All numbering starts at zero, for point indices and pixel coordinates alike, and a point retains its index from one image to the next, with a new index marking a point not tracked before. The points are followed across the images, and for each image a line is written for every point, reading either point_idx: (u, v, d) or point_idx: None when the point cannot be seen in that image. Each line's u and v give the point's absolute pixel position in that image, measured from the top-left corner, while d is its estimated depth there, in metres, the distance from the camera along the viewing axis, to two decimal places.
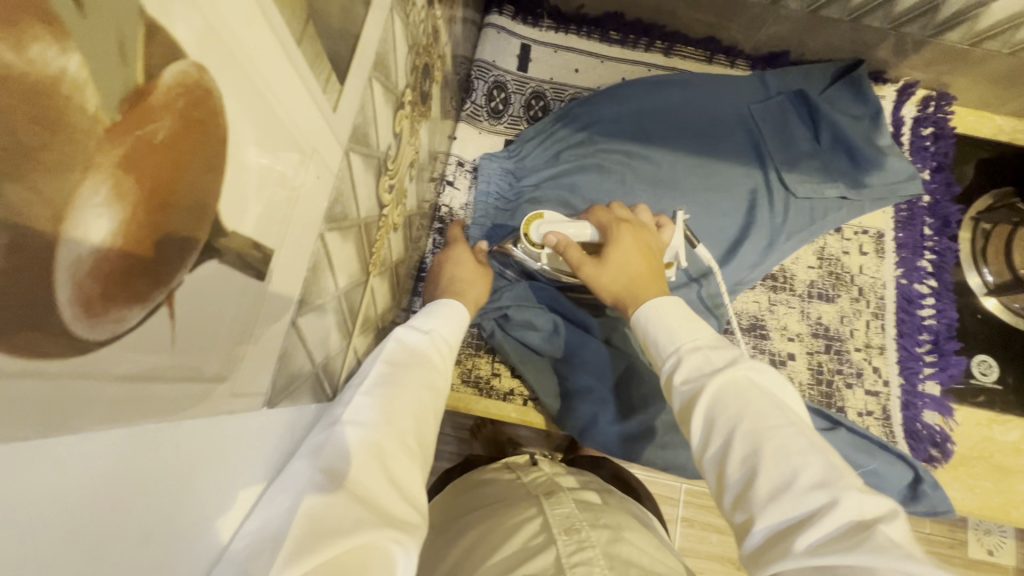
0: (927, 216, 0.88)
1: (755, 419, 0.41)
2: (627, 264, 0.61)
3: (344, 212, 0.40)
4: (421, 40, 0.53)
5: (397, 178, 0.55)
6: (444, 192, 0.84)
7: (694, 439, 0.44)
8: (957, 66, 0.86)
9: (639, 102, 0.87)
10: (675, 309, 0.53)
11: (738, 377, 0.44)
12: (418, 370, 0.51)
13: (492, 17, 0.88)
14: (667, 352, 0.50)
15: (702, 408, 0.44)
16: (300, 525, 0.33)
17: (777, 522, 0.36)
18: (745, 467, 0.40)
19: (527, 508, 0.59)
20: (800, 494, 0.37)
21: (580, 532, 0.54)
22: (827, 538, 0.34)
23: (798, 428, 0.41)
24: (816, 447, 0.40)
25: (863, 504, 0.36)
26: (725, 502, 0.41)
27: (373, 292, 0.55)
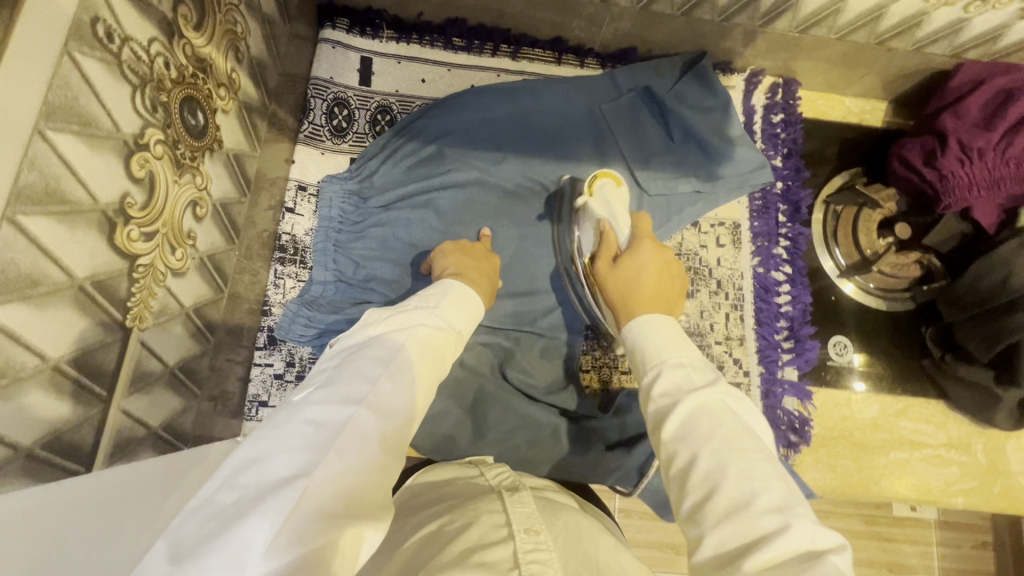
0: (780, 203, 0.89)
1: (725, 438, 0.40)
2: (637, 279, 0.59)
3: (29, 279, 0.37)
4: (167, 73, 0.49)
5: (163, 223, 0.51)
6: (285, 219, 0.80)
7: (663, 451, 0.42)
8: (796, 53, 0.87)
9: (487, 110, 0.85)
10: (668, 327, 0.50)
11: (712, 400, 0.42)
12: (428, 360, 0.48)
13: (325, 32, 0.85)
14: (650, 365, 0.47)
15: (676, 420, 0.42)
16: (323, 486, 0.34)
17: (728, 541, 0.35)
18: (706, 483, 0.38)
19: (488, 504, 0.46)
20: (755, 514, 0.35)
21: (541, 533, 0.41)
22: (778, 562, 0.33)
23: (766, 453, 0.39)
24: (779, 474, 0.38)
25: (813, 532, 0.35)
26: (679, 515, 0.39)
27: (147, 347, 0.51)
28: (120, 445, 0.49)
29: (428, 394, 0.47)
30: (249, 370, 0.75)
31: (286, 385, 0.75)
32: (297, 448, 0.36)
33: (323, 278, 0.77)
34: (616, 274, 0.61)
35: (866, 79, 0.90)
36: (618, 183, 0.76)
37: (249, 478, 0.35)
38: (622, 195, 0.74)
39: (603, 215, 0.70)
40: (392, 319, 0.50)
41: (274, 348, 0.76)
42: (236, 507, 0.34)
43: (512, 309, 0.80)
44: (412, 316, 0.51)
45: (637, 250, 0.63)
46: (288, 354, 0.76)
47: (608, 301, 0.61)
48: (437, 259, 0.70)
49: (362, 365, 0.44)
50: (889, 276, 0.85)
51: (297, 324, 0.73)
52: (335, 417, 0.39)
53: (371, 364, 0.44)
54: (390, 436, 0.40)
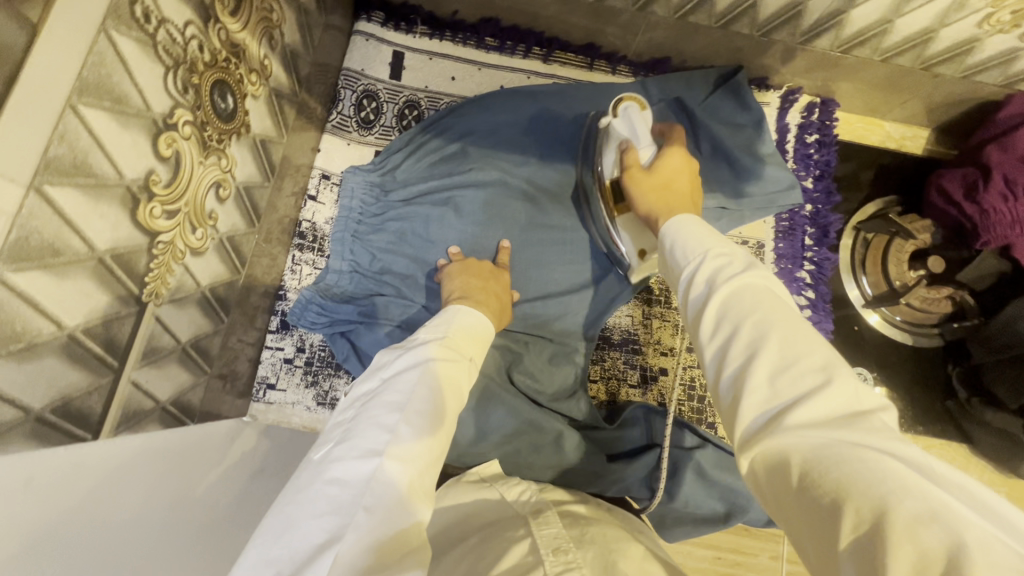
0: (808, 226, 0.86)
1: (764, 312, 0.37)
2: (673, 183, 0.62)
3: (51, 248, 0.38)
4: (201, 56, 0.50)
5: (186, 202, 0.52)
6: (306, 207, 0.81)
7: (700, 335, 0.40)
8: (834, 73, 0.84)
9: (514, 112, 0.84)
10: (697, 223, 0.49)
11: (751, 282, 0.40)
12: (444, 393, 0.47)
13: (360, 25, 0.86)
14: (690, 259, 0.45)
15: (714, 305, 0.39)
16: (355, 550, 0.34)
17: (768, 410, 0.33)
18: (746, 354, 0.36)
19: (512, 534, 0.48)
20: (794, 377, 0.33)
21: (569, 552, 0.43)
22: (818, 420, 0.31)
23: (804, 322, 0.37)
24: (821, 342, 0.36)
25: (856, 391, 0.33)
26: (719, 393, 0.37)
27: (162, 322, 0.52)
28: (127, 415, 0.50)
29: (449, 428, 0.46)
30: (260, 352, 0.76)
31: (295, 370, 0.76)
32: (325, 512, 0.37)
33: (339, 267, 0.78)
34: (654, 181, 0.62)
35: (908, 105, 0.87)
36: (643, 108, 0.70)
37: (279, 550, 0.35)
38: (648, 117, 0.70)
39: (627, 136, 0.68)
40: (403, 358, 0.49)
41: (286, 333, 0.77)
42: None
43: (524, 310, 0.78)
44: (423, 349, 0.50)
45: (667, 157, 0.64)
46: (298, 339, 0.77)
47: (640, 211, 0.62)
48: (445, 282, 0.71)
49: (377, 413, 0.43)
50: (917, 310, 0.82)
51: (309, 311, 0.74)
52: (359, 477, 0.39)
53: (385, 411, 0.43)
54: (416, 482, 0.40)
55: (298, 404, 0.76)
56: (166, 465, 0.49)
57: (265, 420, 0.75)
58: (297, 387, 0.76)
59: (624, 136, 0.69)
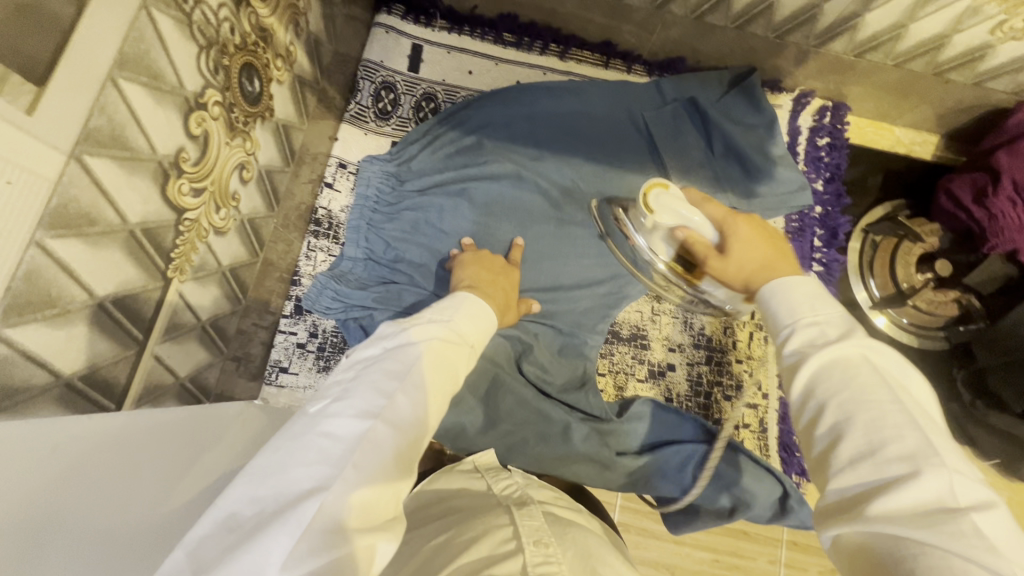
0: (817, 227, 0.87)
1: (856, 391, 0.37)
2: (758, 249, 0.52)
3: (88, 217, 0.39)
4: (232, 38, 0.51)
5: (212, 181, 0.53)
6: (322, 194, 0.82)
7: (791, 398, 0.41)
8: (847, 77, 0.85)
9: (529, 106, 0.85)
10: (806, 284, 0.45)
11: (848, 352, 0.39)
12: (442, 372, 0.48)
13: (380, 17, 0.87)
14: (785, 325, 0.43)
15: (805, 377, 0.39)
16: (337, 502, 0.35)
17: (851, 489, 0.34)
18: (832, 432, 0.37)
19: (496, 518, 0.49)
20: (881, 462, 0.34)
21: (550, 546, 0.44)
22: (900, 509, 0.32)
23: (907, 406, 0.36)
24: (925, 427, 0.35)
25: (955, 485, 0.32)
26: (809, 456, 0.39)
27: (184, 299, 0.53)
28: (149, 389, 0.51)
29: (441, 407, 0.47)
30: (273, 336, 0.76)
31: (307, 355, 0.77)
32: (314, 461, 0.37)
33: (353, 254, 0.79)
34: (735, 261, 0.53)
35: (919, 110, 0.88)
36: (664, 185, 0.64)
37: (267, 493, 0.36)
38: (677, 195, 0.63)
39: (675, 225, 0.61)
40: (409, 328, 0.50)
41: (300, 318, 0.78)
42: (256, 516, 0.35)
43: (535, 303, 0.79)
44: (427, 325, 0.51)
45: (736, 233, 0.55)
46: (311, 324, 0.78)
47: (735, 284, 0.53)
48: (455, 270, 0.71)
49: (377, 377, 0.44)
50: (921, 312, 0.83)
51: (324, 296, 0.75)
52: (352, 432, 0.39)
53: (385, 377, 0.44)
54: (403, 449, 0.41)
55: (309, 388, 0.76)
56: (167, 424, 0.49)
57: (276, 403, 0.75)
58: (309, 371, 0.76)
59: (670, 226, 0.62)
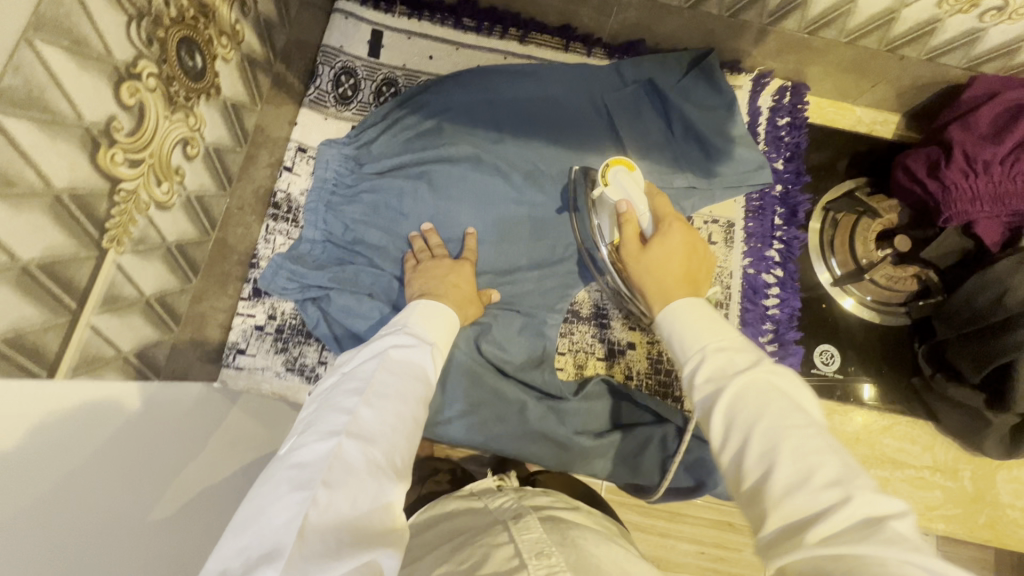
0: (777, 205, 0.87)
1: (773, 419, 0.40)
2: (668, 262, 0.61)
3: (5, 177, 0.39)
4: (166, 11, 0.51)
5: (151, 154, 0.53)
6: (282, 178, 0.82)
7: (714, 437, 0.43)
8: (804, 56, 0.86)
9: (490, 89, 0.86)
10: (702, 308, 0.52)
11: (758, 378, 0.43)
12: (404, 387, 0.51)
13: (340, 3, 0.88)
14: (690, 352, 0.48)
15: (722, 410, 0.42)
16: (318, 522, 0.38)
17: (790, 521, 0.35)
18: (764, 462, 0.38)
19: (495, 537, 0.51)
20: (813, 488, 0.35)
21: (551, 557, 0.46)
22: (838, 531, 0.33)
23: (818, 427, 0.39)
24: (835, 446, 0.38)
25: (874, 501, 0.34)
26: (743, 496, 0.39)
27: (124, 271, 0.53)
28: (85, 362, 0.51)
29: (414, 413, 0.50)
30: (232, 318, 0.76)
31: (265, 337, 0.77)
32: (289, 493, 0.40)
33: (312, 237, 0.79)
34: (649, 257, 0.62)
35: (878, 88, 0.88)
36: (631, 168, 0.73)
37: (247, 530, 0.38)
38: (637, 179, 0.72)
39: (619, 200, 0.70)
40: (364, 355, 0.53)
41: (258, 300, 0.77)
42: (246, 559, 0.37)
43: (493, 283, 0.80)
44: (379, 347, 0.54)
45: (665, 229, 0.64)
46: (270, 307, 0.77)
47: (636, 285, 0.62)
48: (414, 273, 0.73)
49: (339, 403, 0.47)
50: (883, 288, 0.83)
51: (279, 277, 0.75)
52: (318, 457, 0.42)
53: (345, 401, 0.47)
54: (381, 460, 0.44)
55: (267, 370, 0.76)
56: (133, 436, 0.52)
57: (235, 385, 0.75)
58: (267, 353, 0.76)
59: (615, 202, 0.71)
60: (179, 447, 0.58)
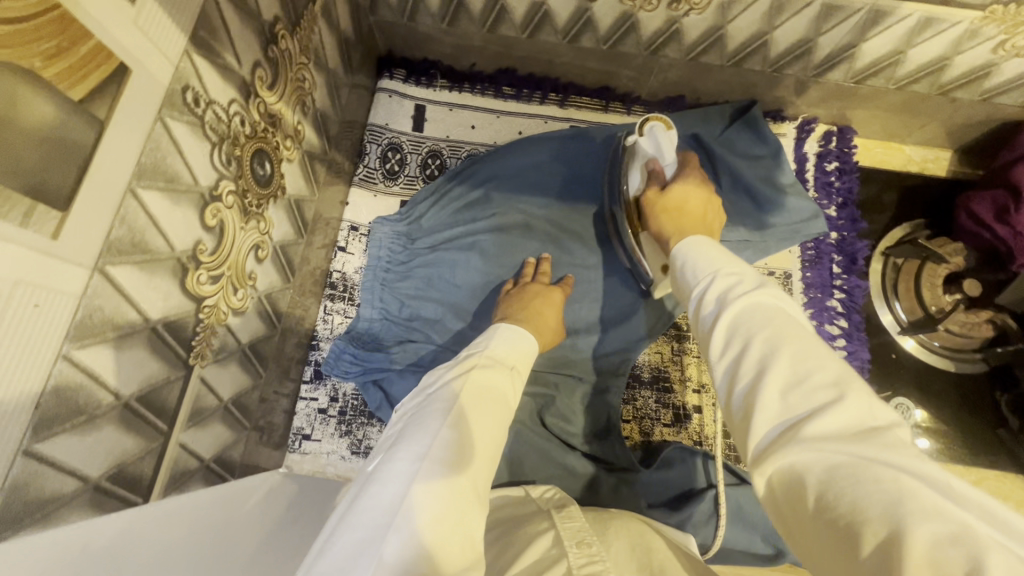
0: (835, 253, 0.85)
1: (777, 328, 0.36)
2: (688, 203, 0.61)
3: (111, 322, 0.40)
4: (243, 129, 0.53)
5: (228, 266, 0.54)
6: (337, 258, 0.84)
7: (711, 351, 0.39)
8: (849, 102, 0.85)
9: (536, 155, 0.86)
10: (711, 245, 0.48)
11: (764, 299, 0.39)
12: (486, 403, 0.47)
13: (384, 82, 0.90)
14: (702, 277, 0.44)
15: (724, 321, 0.39)
16: (399, 550, 0.33)
17: (784, 424, 0.32)
18: (756, 369, 0.35)
19: (536, 524, 0.48)
20: (809, 390, 0.32)
21: (593, 546, 0.43)
22: (833, 431, 0.30)
23: (821, 341, 0.36)
24: (838, 358, 0.34)
25: (873, 405, 0.31)
26: (731, 409, 0.36)
27: (206, 382, 0.54)
28: (175, 473, 0.51)
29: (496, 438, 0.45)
30: (295, 403, 0.77)
31: (328, 420, 0.77)
32: (373, 514, 0.36)
33: (370, 315, 0.79)
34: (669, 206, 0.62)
35: (928, 129, 0.87)
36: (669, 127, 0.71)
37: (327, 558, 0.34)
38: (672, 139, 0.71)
39: (648, 153, 0.70)
40: (449, 372, 0.50)
41: (320, 383, 0.78)
42: None
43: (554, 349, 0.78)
44: (461, 363, 0.51)
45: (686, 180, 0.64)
46: (331, 389, 0.78)
47: (655, 233, 0.62)
48: (523, 294, 0.72)
49: (423, 419, 0.44)
50: (956, 334, 0.80)
51: (342, 360, 0.76)
52: (401, 477, 0.38)
53: (426, 418, 0.44)
54: (463, 481, 0.39)
55: (332, 454, 0.76)
56: (198, 512, 0.48)
57: (300, 471, 0.75)
58: (332, 437, 0.76)
59: (650, 155, 0.70)
60: (255, 517, 0.54)
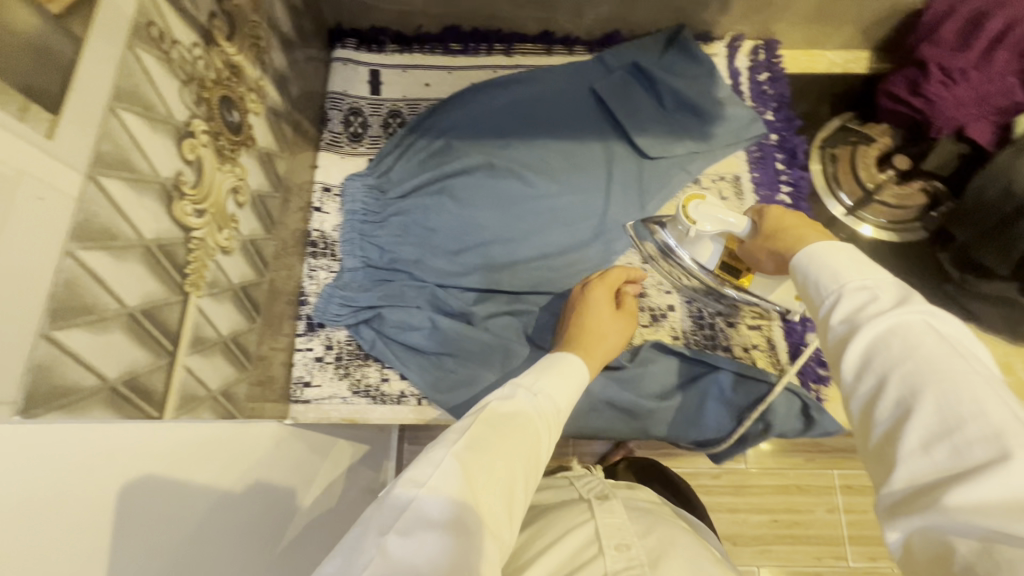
0: (777, 152, 0.91)
1: (922, 363, 0.37)
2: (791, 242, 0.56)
3: (108, 231, 0.43)
4: (207, 74, 0.57)
5: (211, 204, 0.58)
6: (314, 218, 0.87)
7: (844, 377, 0.41)
8: (768, 13, 0.92)
9: (491, 101, 0.92)
10: (840, 251, 0.46)
11: (910, 321, 0.39)
12: (520, 426, 0.50)
13: (337, 52, 0.95)
14: (828, 288, 0.44)
15: (858, 349, 0.40)
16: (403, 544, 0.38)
17: (926, 480, 0.33)
18: (899, 408, 0.37)
19: (580, 512, 0.64)
20: (960, 445, 0.33)
21: (629, 548, 0.57)
22: (987, 500, 0.30)
23: (982, 380, 0.36)
24: (1002, 403, 0.34)
25: None
26: (868, 443, 0.38)
27: (203, 313, 0.57)
28: (186, 396, 0.54)
29: (523, 473, 0.47)
30: (292, 354, 0.80)
31: (326, 366, 0.80)
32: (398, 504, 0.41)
33: (352, 265, 0.83)
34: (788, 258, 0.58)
35: (844, 30, 0.94)
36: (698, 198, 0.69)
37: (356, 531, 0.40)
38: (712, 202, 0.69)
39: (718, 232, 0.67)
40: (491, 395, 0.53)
41: (314, 334, 0.81)
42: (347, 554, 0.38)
43: (531, 269, 0.84)
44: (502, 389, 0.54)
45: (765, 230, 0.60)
46: (326, 338, 0.81)
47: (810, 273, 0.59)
48: (582, 297, 0.76)
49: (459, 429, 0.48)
50: (893, 207, 0.88)
51: (332, 304, 0.80)
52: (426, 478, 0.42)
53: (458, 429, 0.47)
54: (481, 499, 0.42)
55: (334, 397, 0.79)
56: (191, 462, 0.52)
57: (306, 419, 0.78)
58: (331, 380, 0.79)
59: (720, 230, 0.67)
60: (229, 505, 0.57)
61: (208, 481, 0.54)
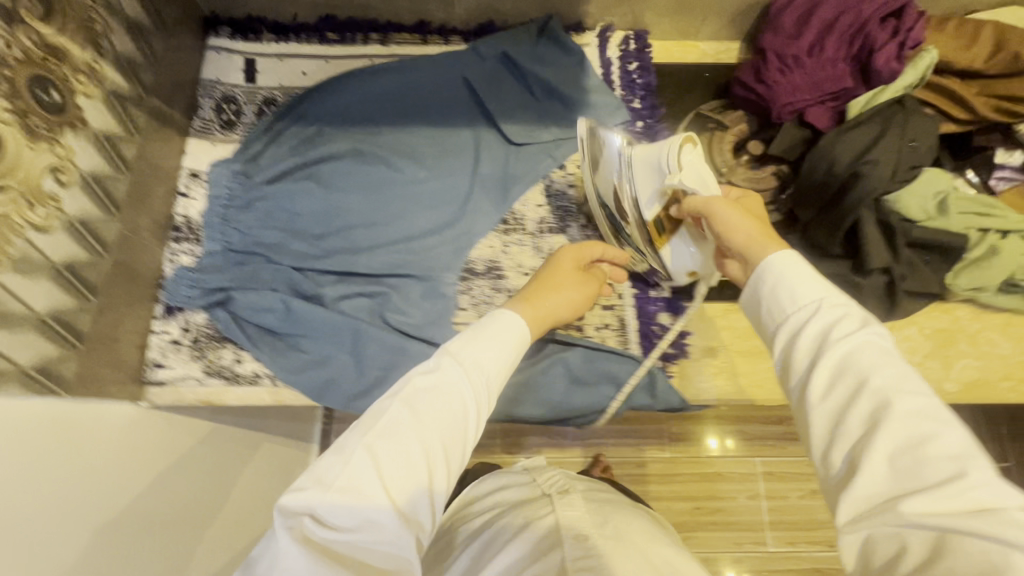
0: (641, 139, 0.94)
1: (885, 381, 0.43)
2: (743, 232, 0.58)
3: None
4: (10, 55, 0.58)
5: (18, 182, 0.59)
6: (179, 204, 0.88)
7: (815, 384, 0.45)
8: (632, 4, 0.94)
9: (362, 88, 0.93)
10: (794, 262, 0.51)
11: (866, 342, 0.45)
12: (455, 405, 0.49)
13: (212, 40, 0.96)
14: (801, 301, 0.49)
15: (830, 363, 0.45)
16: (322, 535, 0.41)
17: (888, 489, 0.39)
18: (866, 421, 0.42)
19: (543, 508, 0.66)
20: (920, 457, 0.39)
21: (589, 538, 0.59)
22: (942, 508, 0.37)
23: (929, 400, 0.42)
24: (946, 421, 0.41)
25: (993, 486, 0.37)
26: (822, 452, 0.44)
27: (8, 290, 0.58)
28: None
29: (443, 449, 0.47)
30: (147, 337, 0.80)
31: (181, 348, 0.81)
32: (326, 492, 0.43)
33: (212, 248, 0.84)
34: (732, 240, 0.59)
35: (709, 20, 0.97)
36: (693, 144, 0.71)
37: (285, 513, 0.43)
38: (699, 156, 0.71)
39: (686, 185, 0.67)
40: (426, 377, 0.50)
41: (172, 317, 0.82)
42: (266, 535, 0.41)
43: (390, 252, 0.85)
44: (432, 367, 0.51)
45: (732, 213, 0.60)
46: (184, 321, 0.82)
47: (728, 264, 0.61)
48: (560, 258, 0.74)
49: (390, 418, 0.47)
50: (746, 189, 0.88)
51: (182, 287, 0.81)
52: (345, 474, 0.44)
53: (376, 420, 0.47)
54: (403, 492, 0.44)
55: (189, 379, 0.80)
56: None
57: (162, 401, 0.79)
58: (186, 362, 0.80)
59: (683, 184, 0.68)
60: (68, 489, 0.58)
61: (59, 492, 0.57)
